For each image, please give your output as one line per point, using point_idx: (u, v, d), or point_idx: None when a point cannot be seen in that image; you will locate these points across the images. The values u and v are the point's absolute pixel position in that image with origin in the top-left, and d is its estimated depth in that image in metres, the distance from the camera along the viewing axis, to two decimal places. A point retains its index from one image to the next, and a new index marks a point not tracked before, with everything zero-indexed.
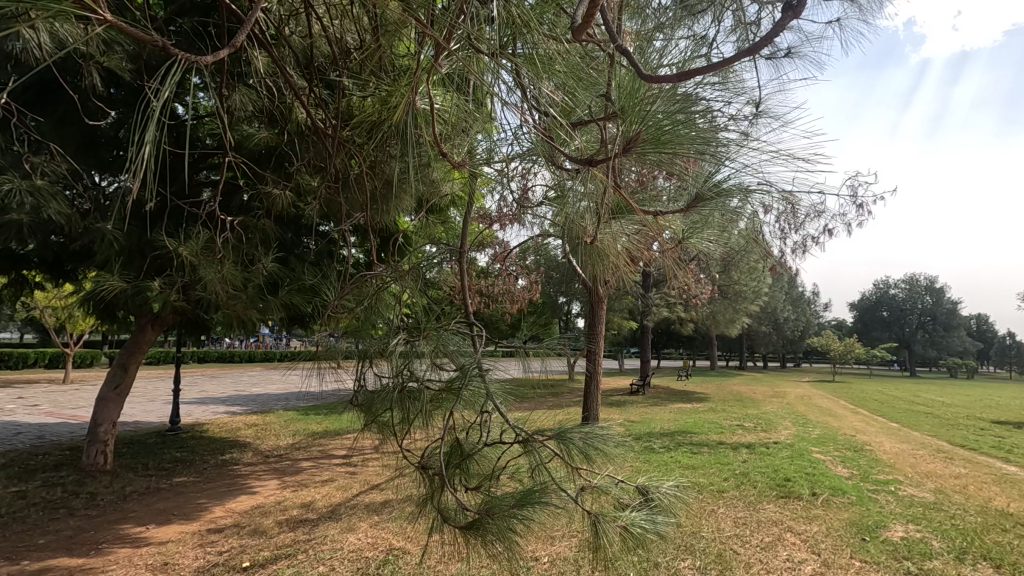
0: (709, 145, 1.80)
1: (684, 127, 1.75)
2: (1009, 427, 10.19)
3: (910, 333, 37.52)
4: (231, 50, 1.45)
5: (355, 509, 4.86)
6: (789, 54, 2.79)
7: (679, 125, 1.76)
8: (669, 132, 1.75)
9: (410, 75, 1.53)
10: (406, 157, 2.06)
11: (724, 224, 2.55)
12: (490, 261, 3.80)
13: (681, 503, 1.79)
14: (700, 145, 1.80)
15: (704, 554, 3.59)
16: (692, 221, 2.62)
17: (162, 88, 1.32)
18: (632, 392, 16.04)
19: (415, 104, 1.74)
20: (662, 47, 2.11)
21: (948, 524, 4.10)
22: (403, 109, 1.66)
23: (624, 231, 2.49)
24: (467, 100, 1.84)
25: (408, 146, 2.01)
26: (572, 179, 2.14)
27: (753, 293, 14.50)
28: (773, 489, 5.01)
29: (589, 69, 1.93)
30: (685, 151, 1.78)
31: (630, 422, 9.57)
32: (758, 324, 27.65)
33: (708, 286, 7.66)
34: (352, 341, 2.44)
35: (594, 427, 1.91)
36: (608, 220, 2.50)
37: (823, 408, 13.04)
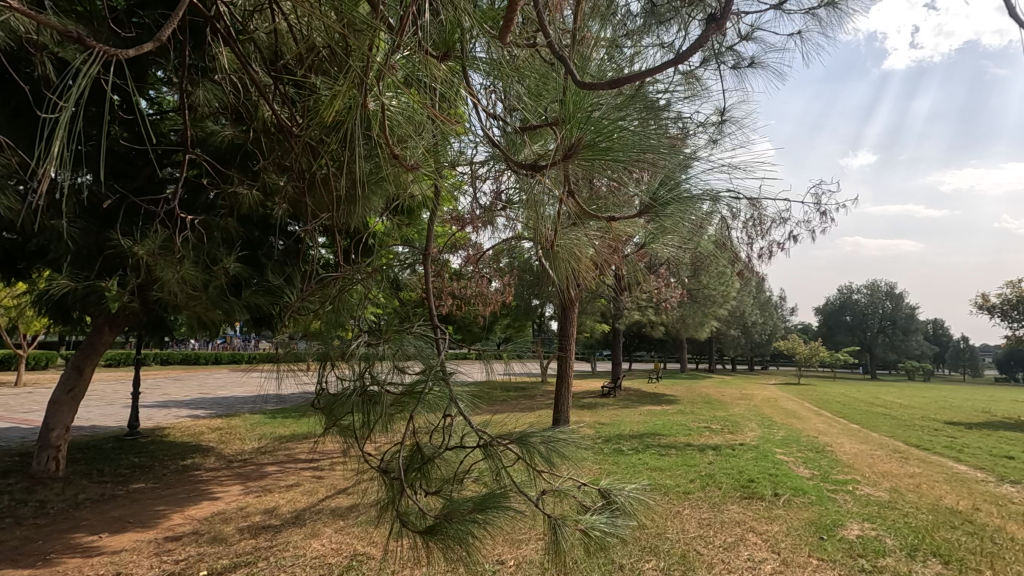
0: (664, 151, 1.81)
1: (636, 134, 1.71)
2: (960, 428, 10.60)
3: (870, 337, 38.77)
4: (156, 48, 1.32)
5: (320, 514, 4.77)
6: (752, 65, 2.86)
7: (633, 128, 1.76)
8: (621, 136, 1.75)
9: (358, 79, 1.45)
10: (362, 159, 2.00)
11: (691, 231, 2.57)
12: (461, 264, 3.79)
13: (642, 506, 1.80)
14: (653, 151, 1.78)
15: (668, 555, 3.63)
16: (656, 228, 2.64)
17: (84, 81, 1.24)
18: (603, 395, 16.14)
19: (369, 105, 1.67)
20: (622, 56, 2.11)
21: (901, 522, 4.24)
22: (355, 107, 1.62)
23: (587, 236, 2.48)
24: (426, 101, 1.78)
25: (363, 146, 1.96)
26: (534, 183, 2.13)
27: (722, 297, 14.79)
28: (737, 490, 5.11)
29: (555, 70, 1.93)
30: (640, 158, 1.75)
31: (600, 425, 9.65)
32: (727, 327, 28.23)
33: (678, 290, 7.76)
34: (317, 344, 2.40)
35: (556, 431, 1.91)
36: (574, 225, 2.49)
37: (787, 410, 13.36)
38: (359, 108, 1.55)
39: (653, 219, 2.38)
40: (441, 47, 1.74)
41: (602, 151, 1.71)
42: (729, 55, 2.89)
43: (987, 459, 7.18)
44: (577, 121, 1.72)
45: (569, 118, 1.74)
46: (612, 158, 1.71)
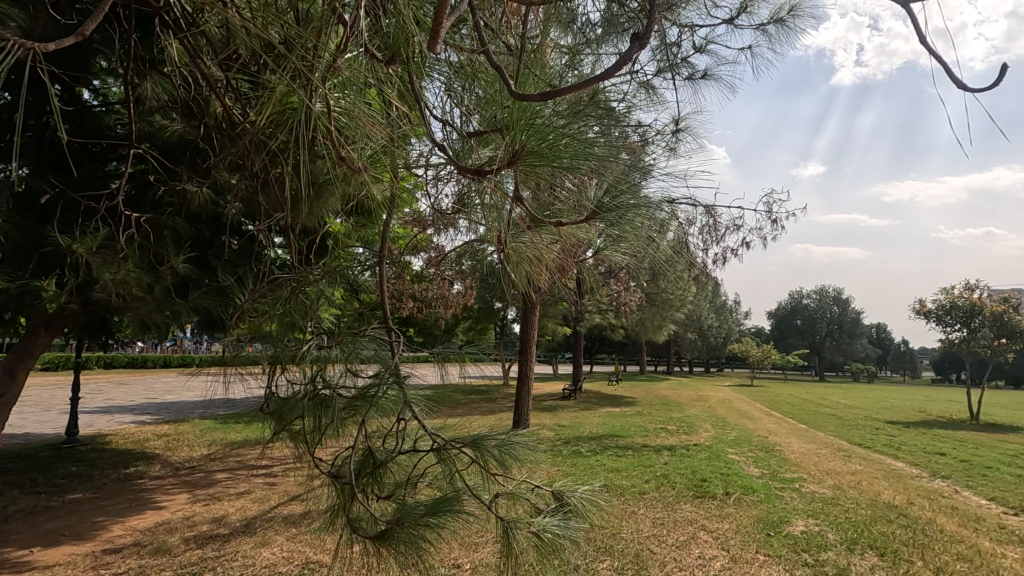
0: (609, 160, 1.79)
1: (584, 142, 1.69)
2: (899, 427, 11.17)
3: (819, 340, 40.45)
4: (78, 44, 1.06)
5: (271, 522, 4.63)
6: (705, 76, 2.95)
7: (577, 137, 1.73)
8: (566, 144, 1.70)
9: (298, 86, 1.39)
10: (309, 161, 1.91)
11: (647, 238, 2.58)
12: (422, 267, 3.75)
13: (595, 507, 1.82)
14: (601, 158, 1.79)
15: (622, 555, 3.69)
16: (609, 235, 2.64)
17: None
18: (564, 397, 16.29)
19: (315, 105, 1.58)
20: (577, 67, 2.16)
21: (842, 518, 4.43)
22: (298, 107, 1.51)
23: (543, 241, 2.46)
24: (376, 104, 1.72)
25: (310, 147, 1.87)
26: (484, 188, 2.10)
27: (679, 301, 15.15)
28: (690, 489, 5.25)
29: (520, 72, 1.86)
30: (588, 165, 1.76)
31: (560, 427, 9.73)
32: (684, 330, 28.97)
33: (637, 294, 7.90)
34: (266, 346, 2.32)
35: (510, 433, 1.92)
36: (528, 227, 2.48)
37: (740, 411, 13.79)
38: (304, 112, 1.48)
39: (607, 226, 2.39)
40: (388, 50, 1.75)
41: (551, 158, 1.70)
42: (683, 66, 2.99)
43: (922, 456, 7.59)
44: (525, 127, 1.70)
45: (519, 123, 1.72)
46: (560, 163, 1.71)
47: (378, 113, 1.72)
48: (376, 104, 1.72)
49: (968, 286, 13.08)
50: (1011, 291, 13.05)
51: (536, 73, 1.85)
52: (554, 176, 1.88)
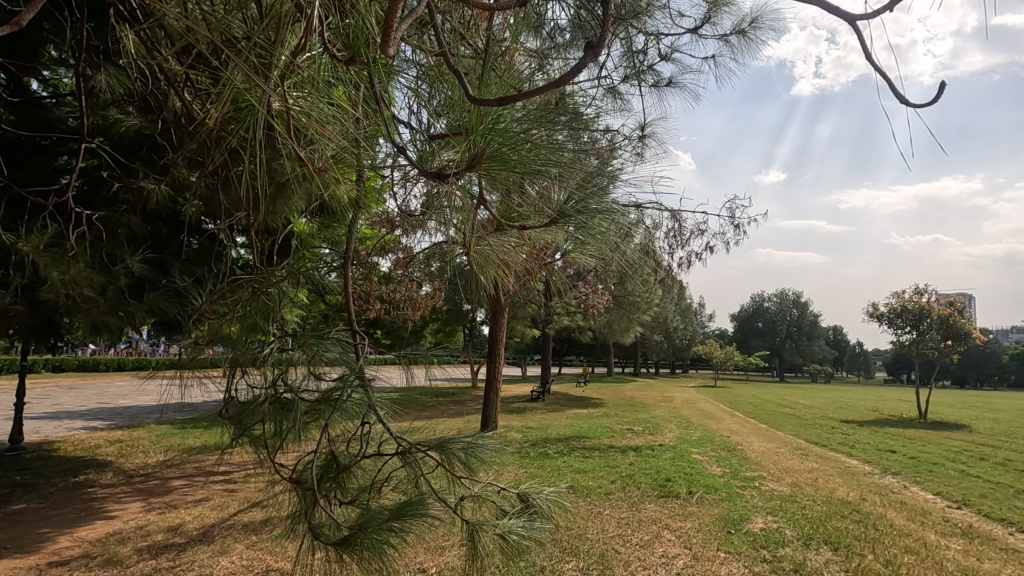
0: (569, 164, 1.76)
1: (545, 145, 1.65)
2: (853, 426, 11.62)
3: (779, 342, 41.70)
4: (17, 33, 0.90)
5: (230, 531, 4.49)
6: (670, 84, 3.01)
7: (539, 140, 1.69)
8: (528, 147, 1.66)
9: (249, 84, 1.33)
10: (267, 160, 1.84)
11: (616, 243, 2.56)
12: (391, 269, 3.69)
13: (560, 509, 1.83)
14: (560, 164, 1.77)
15: (587, 555, 3.72)
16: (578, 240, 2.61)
17: None
18: (532, 399, 16.34)
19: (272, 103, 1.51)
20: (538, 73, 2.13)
21: (799, 515, 4.57)
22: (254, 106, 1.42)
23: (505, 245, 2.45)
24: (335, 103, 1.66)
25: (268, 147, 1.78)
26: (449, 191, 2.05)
27: (646, 304, 15.40)
28: (654, 489, 5.33)
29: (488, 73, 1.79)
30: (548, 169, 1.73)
31: (527, 429, 9.75)
32: (650, 332, 29.46)
33: (605, 297, 7.99)
34: (225, 349, 2.25)
35: (475, 436, 1.91)
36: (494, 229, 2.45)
37: (704, 411, 14.10)
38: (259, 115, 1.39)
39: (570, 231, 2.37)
40: (347, 49, 1.66)
41: (510, 162, 1.67)
42: (649, 74, 3.05)
43: (874, 454, 7.91)
44: (485, 130, 1.66)
45: (477, 124, 1.68)
46: (519, 169, 1.68)
47: (338, 111, 1.67)
48: (336, 103, 1.67)
49: (917, 290, 13.71)
50: (956, 296, 13.74)
51: (500, 76, 1.80)
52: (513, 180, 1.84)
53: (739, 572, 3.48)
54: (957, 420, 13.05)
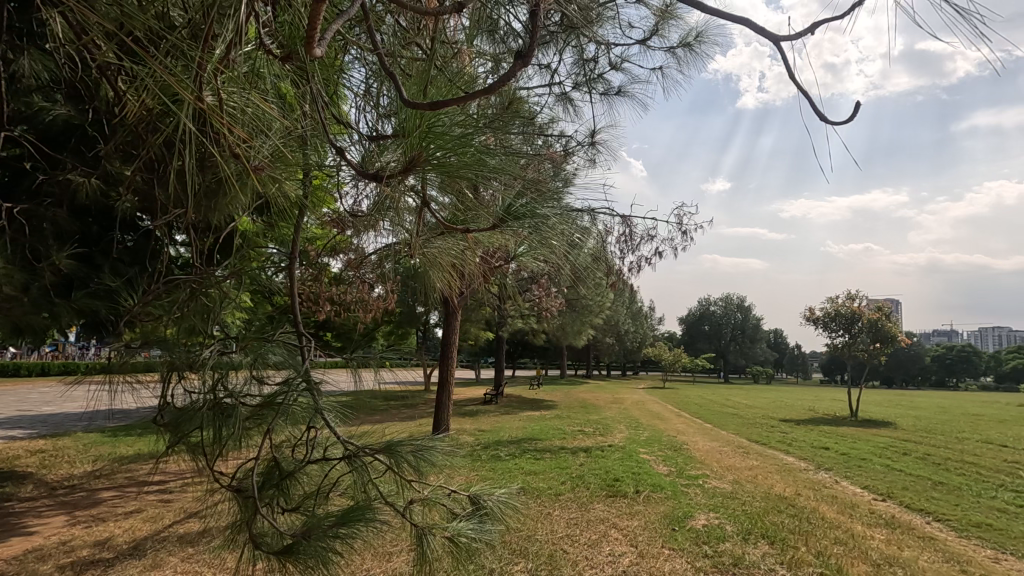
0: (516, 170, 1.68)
1: (490, 150, 1.56)
2: (791, 424, 12.20)
3: (724, 345, 43.31)
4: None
5: (164, 543, 4.27)
6: (619, 93, 3.09)
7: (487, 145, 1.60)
8: (478, 153, 1.56)
9: (168, 79, 1.23)
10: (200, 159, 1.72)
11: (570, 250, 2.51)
12: (341, 271, 3.58)
13: (510, 510, 1.84)
14: (505, 169, 1.67)
15: (536, 556, 3.75)
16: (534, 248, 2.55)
17: None
18: (485, 402, 16.33)
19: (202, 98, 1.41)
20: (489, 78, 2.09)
21: (740, 510, 4.76)
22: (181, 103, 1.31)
23: (452, 247, 2.42)
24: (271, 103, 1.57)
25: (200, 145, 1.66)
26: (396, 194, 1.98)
27: (598, 307, 15.69)
28: (604, 489, 5.43)
29: (438, 72, 1.70)
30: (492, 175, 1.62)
31: (480, 432, 9.73)
32: (603, 335, 30.03)
33: (558, 301, 8.09)
34: (161, 352, 2.14)
35: (426, 438, 1.88)
36: (443, 233, 2.40)
37: (653, 412, 14.48)
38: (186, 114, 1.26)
39: (522, 238, 2.29)
40: (286, 45, 1.59)
41: (449, 166, 1.55)
42: (601, 82, 3.14)
43: (810, 451, 8.32)
44: (424, 133, 1.53)
45: (415, 125, 1.55)
46: (461, 174, 1.55)
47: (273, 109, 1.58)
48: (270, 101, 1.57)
49: (850, 296, 14.56)
50: (884, 301, 14.64)
51: (449, 77, 1.70)
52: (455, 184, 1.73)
53: (683, 568, 3.59)
54: (884, 418, 13.91)
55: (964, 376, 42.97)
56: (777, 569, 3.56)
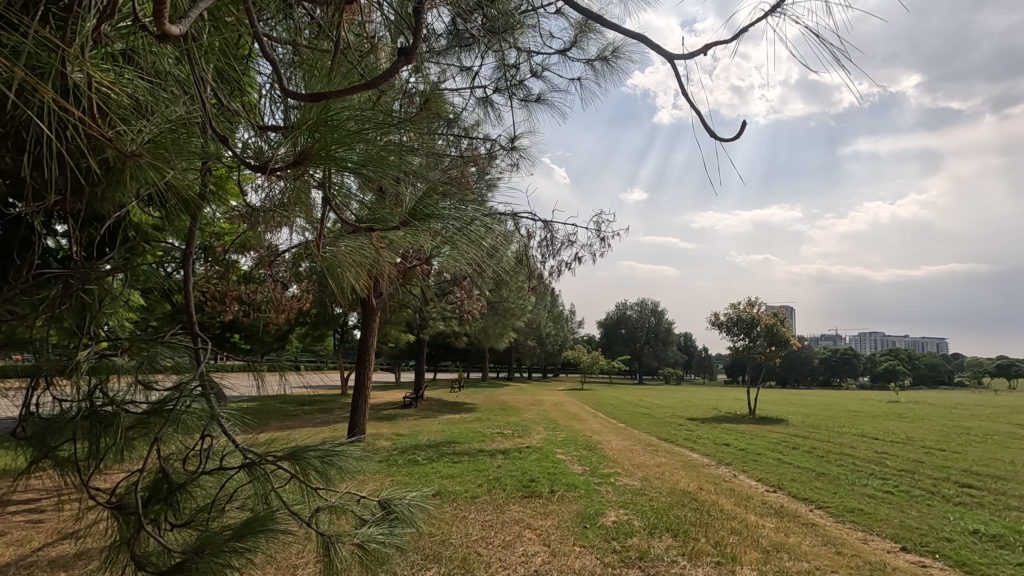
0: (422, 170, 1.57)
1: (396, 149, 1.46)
2: (696, 423, 12.96)
3: (639, 348, 45.30)
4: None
5: (31, 569, 3.82)
6: (538, 100, 3.15)
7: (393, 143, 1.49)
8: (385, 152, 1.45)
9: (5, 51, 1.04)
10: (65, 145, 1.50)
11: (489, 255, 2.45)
12: (251, 269, 3.32)
13: (422, 513, 1.81)
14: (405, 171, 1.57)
15: (450, 560, 3.72)
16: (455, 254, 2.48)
17: None
18: (404, 406, 16.02)
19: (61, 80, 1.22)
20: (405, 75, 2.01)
21: (647, 506, 4.98)
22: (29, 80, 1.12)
23: (360, 248, 2.31)
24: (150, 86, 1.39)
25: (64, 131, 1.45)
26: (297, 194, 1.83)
27: (520, 309, 15.89)
28: (519, 490, 5.49)
29: (344, 66, 1.58)
30: (389, 175, 1.50)
31: (398, 436, 9.52)
32: (524, 337, 30.46)
33: (480, 304, 7.93)
34: (28, 355, 1.91)
35: (336, 443, 1.79)
36: (351, 235, 2.28)
37: (571, 413, 14.84)
38: (36, 96, 1.09)
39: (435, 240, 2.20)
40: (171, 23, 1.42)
41: (338, 161, 1.41)
42: (521, 88, 3.20)
43: (713, 447, 8.89)
44: (312, 126, 1.39)
45: (304, 117, 1.41)
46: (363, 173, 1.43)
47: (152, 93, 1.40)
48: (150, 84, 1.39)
49: (750, 302, 15.72)
50: (779, 309, 15.94)
51: (354, 70, 1.59)
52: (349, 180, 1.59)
53: (592, 564, 3.70)
54: (777, 415, 15.16)
55: (845, 377, 47.66)
56: (679, 560, 3.76)
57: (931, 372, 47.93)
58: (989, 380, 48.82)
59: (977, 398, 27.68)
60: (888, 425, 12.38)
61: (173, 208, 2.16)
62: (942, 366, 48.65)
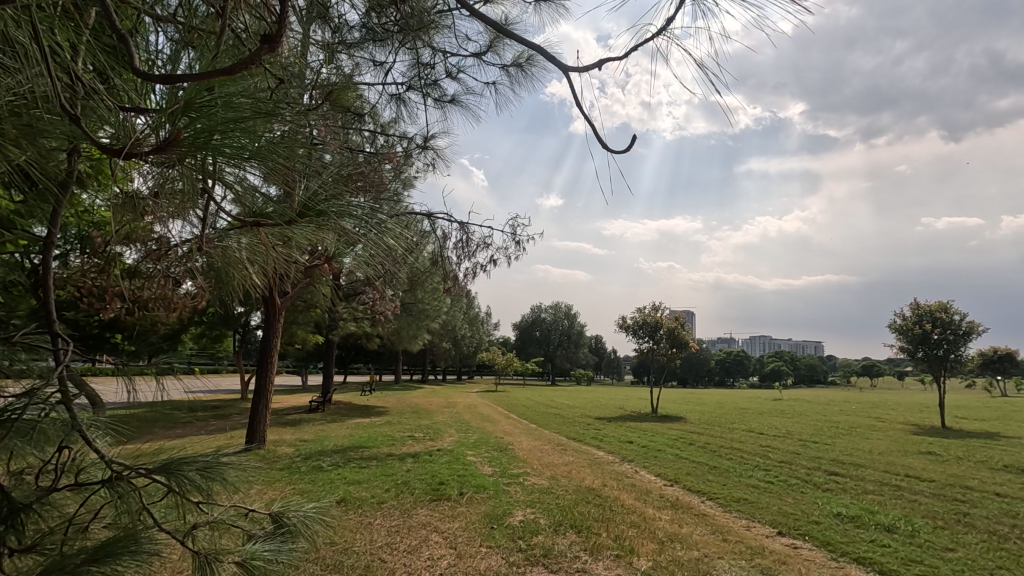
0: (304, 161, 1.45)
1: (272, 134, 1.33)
2: (604, 422, 13.48)
3: (552, 349, 46.43)
4: None
5: None
6: (452, 101, 3.14)
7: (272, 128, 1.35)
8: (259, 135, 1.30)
9: None
10: None
11: (396, 256, 2.36)
12: (137, 263, 2.93)
13: (317, 525, 1.73)
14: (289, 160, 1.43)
15: (351, 569, 3.61)
16: (360, 255, 2.35)
17: None
18: (311, 410, 15.33)
19: None
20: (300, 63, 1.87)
21: (553, 504, 5.12)
22: None
23: (252, 246, 2.16)
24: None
25: None
26: (169, 183, 1.65)
27: (435, 310, 15.75)
28: (428, 494, 5.42)
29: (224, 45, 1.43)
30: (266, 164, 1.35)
31: (302, 442, 9.08)
32: (439, 339, 30.21)
33: (394, 304, 7.25)
34: None
35: (221, 454, 1.65)
36: (238, 231, 2.10)
37: (484, 415, 14.92)
38: None
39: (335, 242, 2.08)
40: None
41: (214, 151, 1.27)
42: (434, 89, 3.17)
43: (617, 445, 9.30)
44: (181, 109, 1.24)
45: (174, 99, 1.26)
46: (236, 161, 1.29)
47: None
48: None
49: (655, 307, 16.62)
50: (681, 313, 16.93)
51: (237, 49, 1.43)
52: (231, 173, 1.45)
53: (497, 564, 3.74)
54: (677, 413, 16.12)
55: (737, 376, 51.65)
56: (581, 555, 3.89)
57: (809, 372, 53.11)
58: (855, 378, 54.97)
59: (844, 395, 31.04)
60: (771, 420, 13.59)
61: (32, 197, 1.88)
62: (818, 367, 54.07)
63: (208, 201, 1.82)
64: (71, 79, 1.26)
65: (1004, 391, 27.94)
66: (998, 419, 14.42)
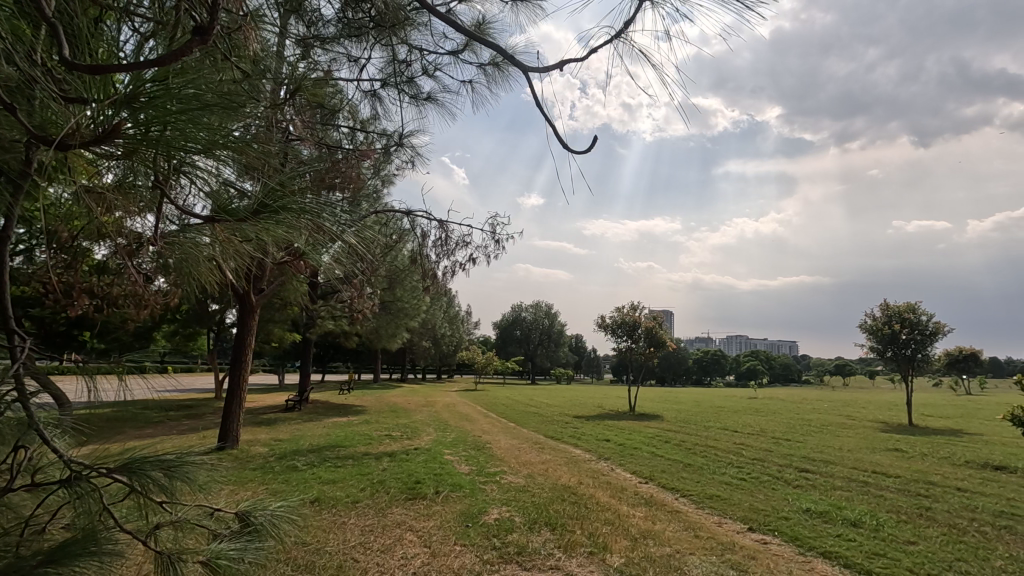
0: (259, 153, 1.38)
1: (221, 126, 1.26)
2: (581, 420, 13.55)
3: (532, 348, 46.53)
4: None
5: None
6: (428, 99, 3.13)
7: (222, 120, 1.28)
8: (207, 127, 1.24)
9: None
10: None
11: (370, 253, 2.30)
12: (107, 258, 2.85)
13: (284, 525, 1.72)
14: (241, 153, 1.37)
15: (323, 569, 3.57)
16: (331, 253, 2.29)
17: None
18: (287, 409, 15.11)
19: None
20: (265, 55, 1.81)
21: (529, 502, 5.14)
22: None
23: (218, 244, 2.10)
24: None
25: None
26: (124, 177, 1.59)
27: (414, 308, 15.67)
28: (403, 492, 5.40)
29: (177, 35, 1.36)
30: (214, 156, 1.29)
31: (276, 442, 8.94)
32: (418, 338, 30.04)
33: (372, 303, 7.19)
34: None
35: (186, 453, 1.62)
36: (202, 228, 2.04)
37: (462, 414, 14.88)
38: None
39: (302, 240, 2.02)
40: None
41: (162, 143, 1.21)
42: (410, 86, 3.15)
43: (594, 443, 9.36)
44: (123, 99, 1.17)
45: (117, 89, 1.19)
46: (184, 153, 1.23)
47: None
48: None
49: (633, 307, 16.77)
50: (659, 312, 17.10)
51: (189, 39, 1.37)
52: (192, 169, 1.41)
53: (471, 562, 3.74)
54: (654, 411, 16.28)
55: (714, 375, 52.40)
56: (554, 552, 3.91)
57: (783, 372, 54.14)
58: (828, 377, 56.22)
59: (817, 393, 31.69)
60: (745, 419, 13.82)
61: None
62: (792, 367, 55.15)
63: (168, 198, 1.75)
64: (16, 71, 1.20)
65: (968, 391, 28.84)
66: (962, 418, 14.90)
